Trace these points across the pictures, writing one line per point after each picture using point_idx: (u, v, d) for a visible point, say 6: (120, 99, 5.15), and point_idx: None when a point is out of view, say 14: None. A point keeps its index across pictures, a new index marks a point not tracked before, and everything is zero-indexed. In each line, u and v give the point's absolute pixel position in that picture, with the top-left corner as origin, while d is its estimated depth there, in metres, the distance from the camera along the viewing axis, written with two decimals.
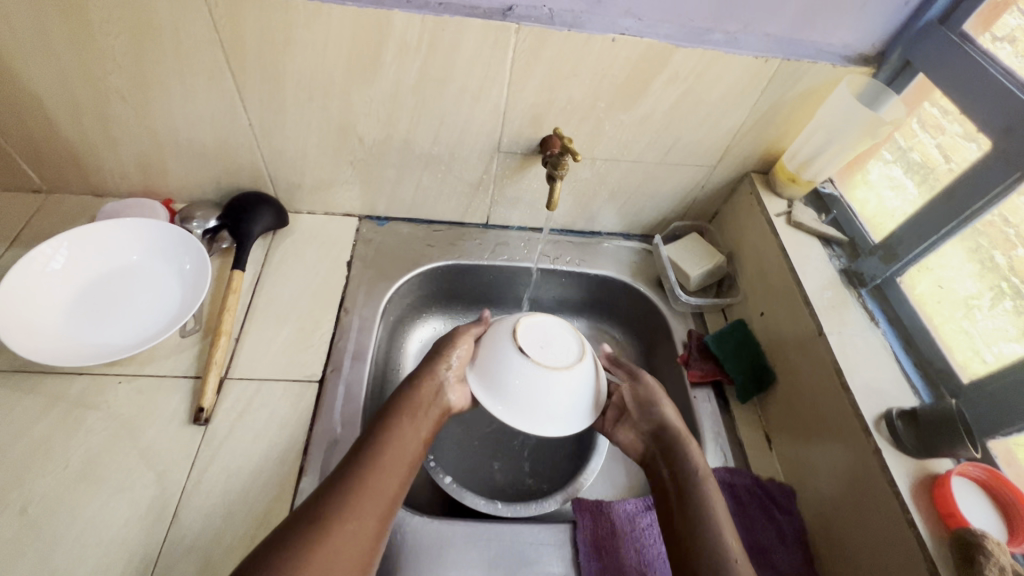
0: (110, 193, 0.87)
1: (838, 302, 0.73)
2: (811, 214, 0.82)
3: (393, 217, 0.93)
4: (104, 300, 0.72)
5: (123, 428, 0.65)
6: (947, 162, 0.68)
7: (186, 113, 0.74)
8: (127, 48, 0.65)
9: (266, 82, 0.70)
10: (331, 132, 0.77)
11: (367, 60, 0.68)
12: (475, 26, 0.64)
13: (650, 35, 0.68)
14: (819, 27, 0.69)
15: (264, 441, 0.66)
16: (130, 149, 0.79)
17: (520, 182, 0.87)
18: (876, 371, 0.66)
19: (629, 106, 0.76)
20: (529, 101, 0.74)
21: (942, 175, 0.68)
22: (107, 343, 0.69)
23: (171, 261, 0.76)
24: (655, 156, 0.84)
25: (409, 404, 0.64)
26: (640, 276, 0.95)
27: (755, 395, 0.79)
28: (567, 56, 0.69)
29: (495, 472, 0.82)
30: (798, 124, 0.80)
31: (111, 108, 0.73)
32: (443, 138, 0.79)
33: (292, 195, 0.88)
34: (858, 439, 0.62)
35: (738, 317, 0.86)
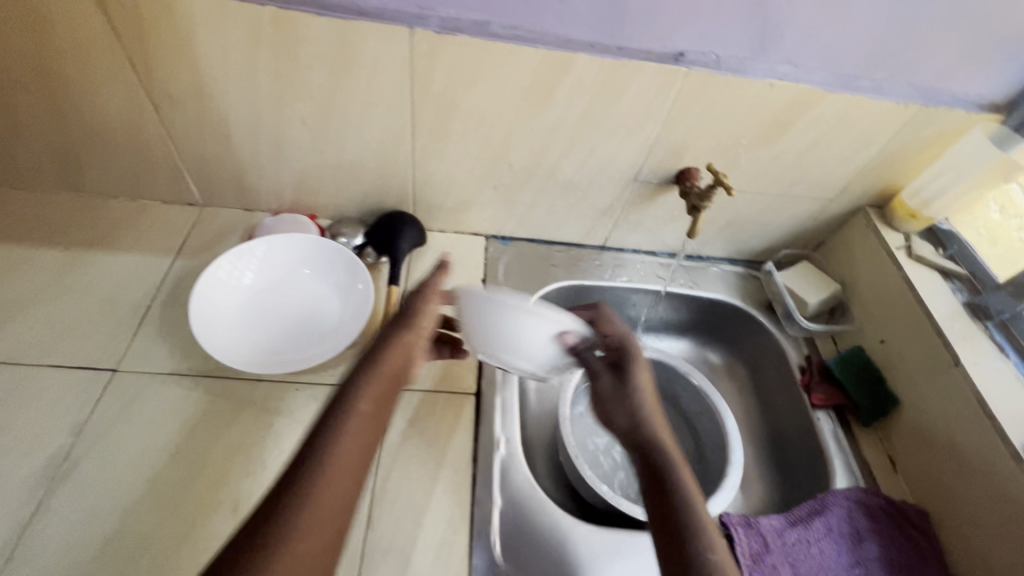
0: (259, 208, 0.91)
1: (969, 333, 0.77)
2: (930, 248, 0.87)
3: (518, 238, 0.98)
4: (275, 310, 0.77)
5: (309, 434, 0.69)
6: None
7: (357, 138, 0.79)
8: (323, 80, 0.71)
9: (441, 113, 0.75)
10: (485, 158, 0.82)
11: (541, 96, 0.73)
12: (649, 69, 0.70)
13: (805, 81, 0.73)
14: (959, 77, 0.74)
15: (437, 449, 0.71)
16: (293, 168, 0.84)
17: (646, 208, 0.92)
18: (1015, 401, 0.70)
19: (769, 143, 0.81)
20: (677, 137, 0.79)
21: None
22: (281, 353, 0.74)
23: (335, 278, 0.80)
24: (780, 189, 0.89)
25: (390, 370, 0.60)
26: (750, 301, 0.99)
27: (878, 419, 0.83)
28: (724, 98, 0.74)
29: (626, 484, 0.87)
30: (922, 163, 0.84)
31: (290, 132, 0.78)
32: (588, 166, 0.84)
33: (429, 214, 0.93)
34: (1007, 466, 0.66)
35: (854, 343, 0.90)
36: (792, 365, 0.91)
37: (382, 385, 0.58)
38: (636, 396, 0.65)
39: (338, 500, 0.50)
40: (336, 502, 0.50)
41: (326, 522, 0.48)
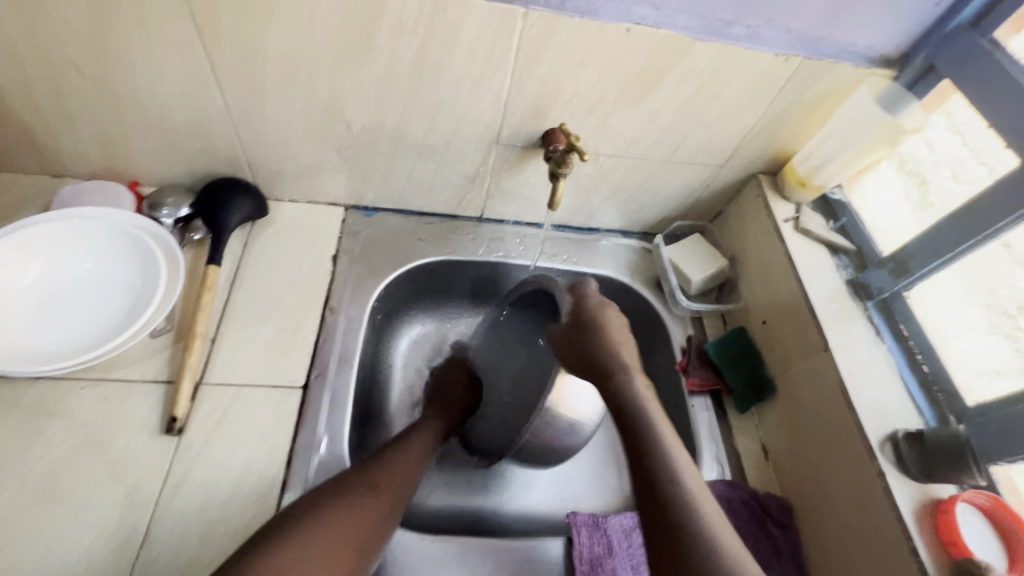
0: (68, 174, 0.78)
1: (844, 315, 0.71)
2: (819, 221, 0.79)
3: (382, 208, 0.87)
4: (61, 310, 0.64)
5: (87, 441, 0.60)
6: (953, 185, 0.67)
7: (153, 92, 0.67)
8: (83, 16, 0.58)
9: (243, 59, 0.63)
10: (316, 117, 0.71)
11: (358, 39, 0.61)
12: (479, 8, 0.59)
13: (667, 27, 0.62)
14: (843, 25, 0.65)
15: (243, 453, 0.63)
16: (91, 127, 0.71)
17: (518, 175, 0.82)
18: (879, 390, 0.65)
19: (639, 101, 0.71)
20: (532, 92, 0.69)
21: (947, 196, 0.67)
22: (43, 349, 0.61)
23: (148, 288, 0.68)
24: (662, 154, 0.80)
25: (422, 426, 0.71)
26: (638, 276, 0.91)
27: (753, 405, 0.77)
28: (577, 46, 0.63)
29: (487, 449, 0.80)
30: (812, 125, 0.76)
31: (69, 83, 0.65)
32: (439, 127, 0.73)
33: (272, 181, 0.81)
34: (862, 461, 0.61)
35: (739, 323, 0.84)
36: (673, 346, 0.84)
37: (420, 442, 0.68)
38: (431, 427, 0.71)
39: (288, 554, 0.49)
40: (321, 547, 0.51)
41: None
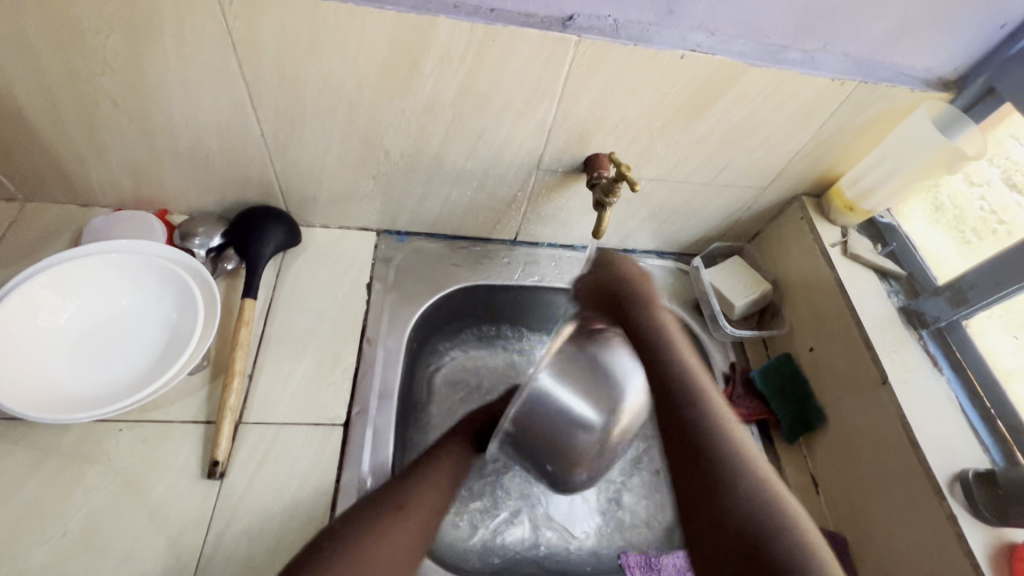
0: (97, 204, 0.76)
1: (900, 344, 0.69)
2: (867, 245, 0.77)
3: (415, 233, 0.85)
4: (98, 351, 0.62)
5: (127, 486, 0.58)
6: (996, 222, 0.70)
7: (189, 122, 0.65)
8: (121, 49, 0.56)
9: (284, 88, 0.61)
10: (354, 145, 0.69)
11: (404, 68, 0.59)
12: (531, 37, 0.57)
13: (722, 52, 0.60)
14: (902, 49, 0.63)
15: (287, 496, 0.61)
16: (122, 158, 0.69)
17: (556, 199, 0.80)
18: (942, 426, 0.63)
19: (687, 126, 0.69)
20: (578, 118, 0.67)
21: (987, 233, 0.70)
22: (82, 394, 0.59)
23: (184, 327, 0.65)
24: (705, 177, 0.78)
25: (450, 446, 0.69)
26: (677, 299, 0.89)
27: (802, 434, 0.75)
28: (628, 73, 0.61)
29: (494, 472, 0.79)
30: (862, 148, 0.74)
31: (102, 115, 0.63)
32: (479, 153, 0.71)
33: (305, 207, 0.79)
34: (929, 501, 0.59)
35: (783, 350, 0.82)
36: (715, 372, 0.82)
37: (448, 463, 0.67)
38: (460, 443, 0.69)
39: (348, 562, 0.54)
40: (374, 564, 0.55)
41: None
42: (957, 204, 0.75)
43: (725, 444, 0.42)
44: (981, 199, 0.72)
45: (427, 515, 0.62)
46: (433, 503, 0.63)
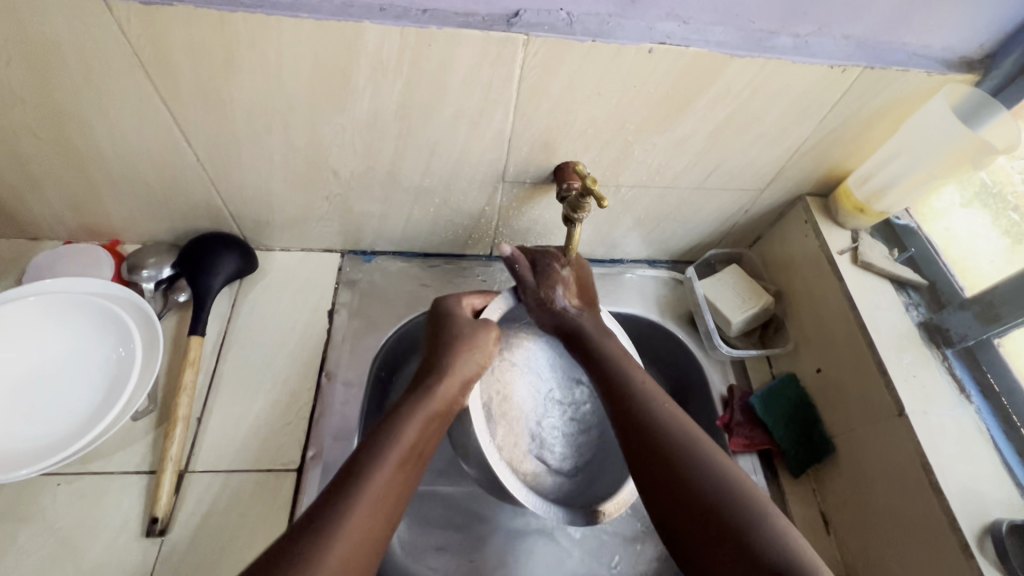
0: (46, 238, 0.73)
1: (919, 367, 0.60)
2: (881, 251, 0.68)
3: (382, 252, 0.80)
4: (33, 402, 0.58)
5: (63, 547, 0.55)
6: None
7: (117, 150, 0.60)
8: (26, 78, 0.51)
9: (209, 110, 0.56)
10: (298, 166, 0.63)
11: (336, 82, 0.53)
12: (471, 39, 0.50)
13: (697, 43, 0.52)
14: (914, 26, 0.53)
15: (232, 552, 0.57)
16: (57, 192, 0.65)
17: (528, 212, 0.73)
18: (968, 465, 0.54)
19: (665, 127, 0.61)
20: (540, 126, 0.59)
21: None
22: (11, 449, 0.55)
23: (125, 371, 0.61)
24: (693, 181, 0.69)
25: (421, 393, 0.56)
26: (670, 313, 0.81)
27: (809, 467, 0.67)
28: (590, 72, 0.53)
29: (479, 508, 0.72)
30: (872, 141, 0.64)
31: (26, 148, 0.59)
32: (436, 168, 0.64)
33: (260, 231, 0.74)
34: (954, 557, 0.51)
35: (789, 369, 0.74)
36: (712, 395, 0.74)
37: (426, 399, 0.55)
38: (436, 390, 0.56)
39: (357, 518, 0.45)
40: (381, 512, 0.47)
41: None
42: (998, 182, 0.65)
43: (696, 449, 0.52)
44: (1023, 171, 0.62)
45: (428, 431, 0.55)
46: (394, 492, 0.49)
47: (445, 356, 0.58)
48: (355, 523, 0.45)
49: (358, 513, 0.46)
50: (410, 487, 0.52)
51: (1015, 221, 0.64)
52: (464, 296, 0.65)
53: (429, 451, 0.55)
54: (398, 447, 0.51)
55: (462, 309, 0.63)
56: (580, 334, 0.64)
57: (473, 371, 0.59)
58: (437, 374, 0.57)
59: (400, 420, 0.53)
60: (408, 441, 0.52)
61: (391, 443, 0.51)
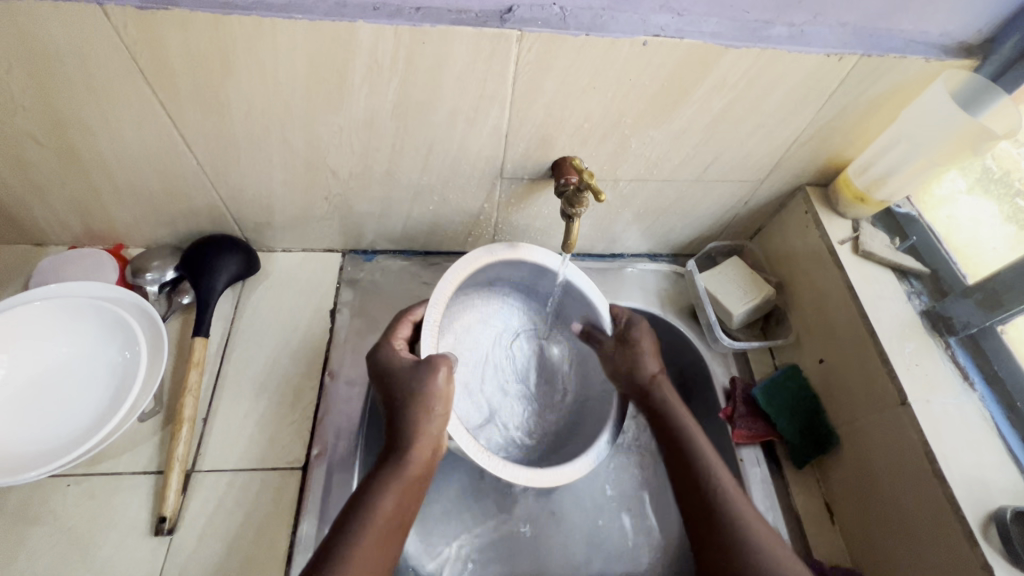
0: (51, 243, 0.74)
1: (922, 356, 0.60)
2: (882, 240, 0.68)
3: (383, 251, 0.80)
4: (41, 404, 0.59)
5: (73, 546, 0.56)
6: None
7: (119, 155, 0.60)
8: (27, 86, 0.52)
9: (207, 114, 0.56)
10: (297, 167, 0.64)
11: (331, 82, 0.53)
12: (465, 36, 0.50)
13: (692, 34, 0.52)
14: (910, 12, 0.53)
15: (239, 549, 0.58)
16: (60, 197, 0.66)
17: (527, 208, 0.73)
18: (972, 453, 0.54)
19: (661, 120, 0.61)
20: (536, 121, 0.59)
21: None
22: (20, 451, 0.56)
23: (130, 373, 0.62)
24: (691, 174, 0.69)
25: (391, 464, 0.53)
26: (672, 307, 0.80)
27: (813, 458, 0.67)
28: (585, 66, 0.53)
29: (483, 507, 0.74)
30: (871, 129, 0.64)
31: (28, 155, 0.59)
32: (434, 166, 0.65)
33: (261, 233, 0.75)
34: (958, 546, 0.50)
35: (791, 361, 0.73)
36: (715, 388, 0.74)
37: (393, 469, 0.53)
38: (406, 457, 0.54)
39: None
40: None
41: None
42: (1005, 168, 0.65)
43: (736, 511, 0.54)
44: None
45: (405, 502, 0.53)
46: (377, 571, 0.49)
47: (402, 418, 0.54)
48: None
49: None
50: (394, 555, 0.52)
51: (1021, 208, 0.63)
52: (392, 336, 0.60)
53: (410, 515, 0.54)
54: (375, 524, 0.50)
55: (402, 355, 0.58)
56: (662, 405, 0.64)
57: (441, 426, 0.55)
58: (407, 440, 0.54)
59: (375, 495, 0.52)
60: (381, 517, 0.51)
61: (368, 520, 0.50)
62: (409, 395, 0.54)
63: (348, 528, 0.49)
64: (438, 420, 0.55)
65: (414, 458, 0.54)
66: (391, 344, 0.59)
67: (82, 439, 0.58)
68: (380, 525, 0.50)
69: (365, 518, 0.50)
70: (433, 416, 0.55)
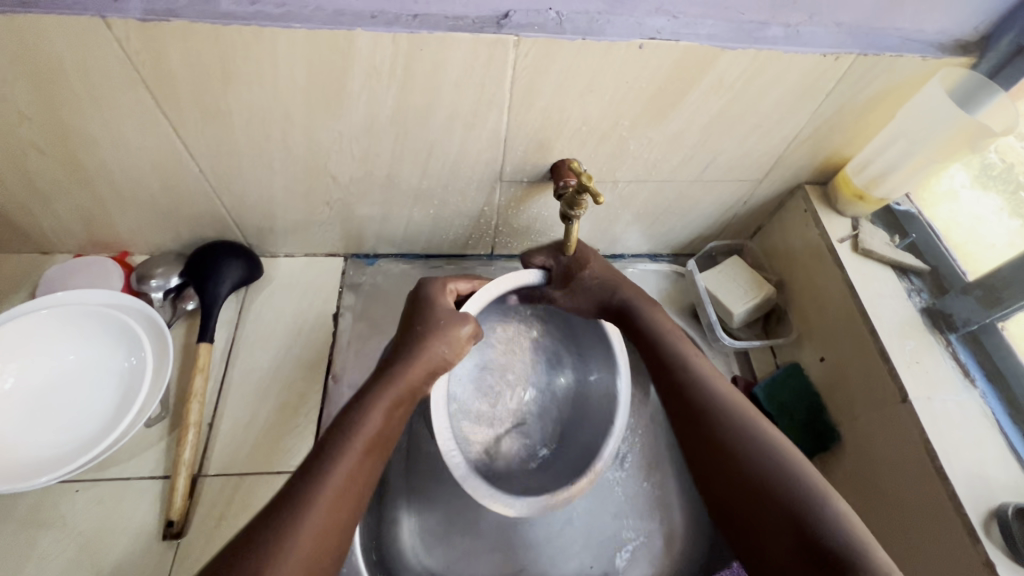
0: (57, 252, 0.75)
1: (923, 353, 0.60)
2: (882, 238, 0.68)
3: (384, 255, 0.81)
4: (49, 411, 0.60)
5: (83, 551, 0.57)
6: None
7: (123, 163, 0.61)
8: (32, 97, 0.53)
9: (209, 122, 0.57)
10: (298, 173, 0.64)
11: (331, 88, 0.54)
12: (461, 42, 0.50)
13: (687, 36, 0.52)
14: (906, 11, 0.53)
15: None
16: (66, 206, 0.67)
17: (527, 210, 0.74)
18: (974, 450, 0.54)
19: (659, 121, 0.61)
20: (534, 125, 0.60)
21: None
22: (30, 458, 0.57)
23: (137, 379, 0.63)
24: (690, 174, 0.69)
25: (393, 379, 0.53)
26: (673, 307, 0.81)
27: (815, 456, 0.67)
28: (582, 70, 0.54)
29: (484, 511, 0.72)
30: (869, 128, 0.64)
31: (34, 166, 0.60)
32: (433, 170, 0.65)
33: (264, 238, 0.75)
34: (960, 543, 0.50)
35: (792, 359, 0.74)
36: None
37: (394, 387, 0.53)
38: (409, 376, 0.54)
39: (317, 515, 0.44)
40: (337, 506, 0.45)
41: (303, 547, 0.43)
42: (1009, 161, 0.63)
43: (749, 429, 0.53)
44: None
45: (395, 417, 0.53)
46: (364, 476, 0.48)
47: (417, 342, 0.55)
48: (322, 514, 0.44)
49: (324, 498, 0.45)
50: (375, 475, 0.50)
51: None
52: (450, 281, 0.62)
53: (389, 445, 0.52)
54: (361, 439, 0.49)
55: (445, 297, 0.60)
56: (630, 309, 0.64)
57: (445, 359, 0.55)
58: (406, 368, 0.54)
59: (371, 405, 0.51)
60: (375, 422, 0.50)
61: (362, 423, 0.50)
62: (439, 328, 0.56)
63: (339, 431, 0.49)
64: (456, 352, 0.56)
65: (416, 377, 0.54)
66: (439, 284, 0.61)
67: (90, 445, 0.58)
68: (374, 429, 0.50)
69: (361, 421, 0.50)
70: (451, 347, 0.56)
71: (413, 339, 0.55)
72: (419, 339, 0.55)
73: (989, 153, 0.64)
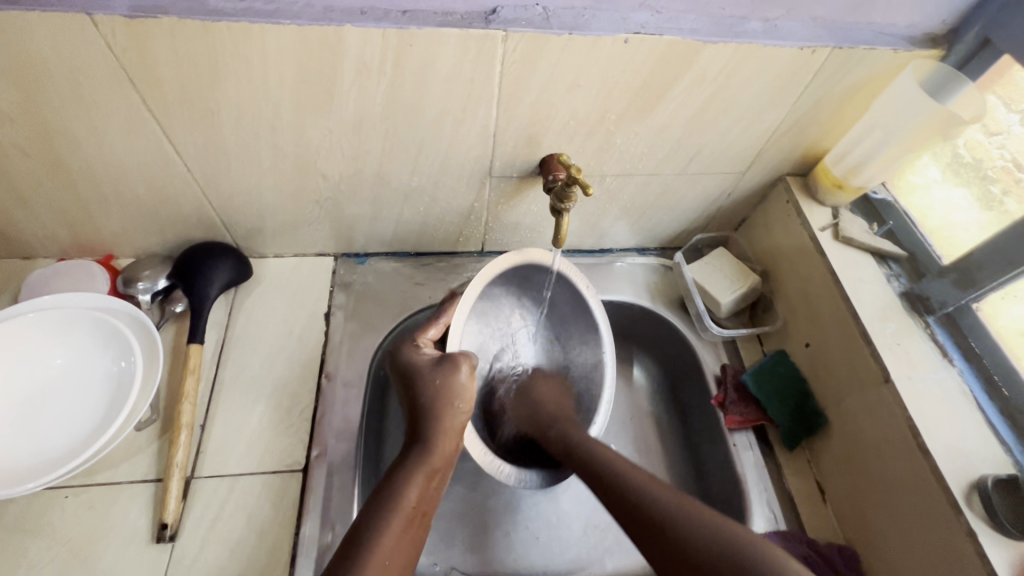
0: (41, 256, 0.73)
1: (903, 335, 0.62)
2: (861, 226, 0.70)
3: (375, 254, 0.81)
4: (33, 416, 0.59)
5: (73, 557, 0.56)
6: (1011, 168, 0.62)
7: (109, 165, 0.61)
8: (14, 98, 0.52)
9: (198, 122, 0.57)
10: (287, 172, 0.64)
11: (320, 85, 0.54)
12: (451, 38, 0.51)
13: (671, 31, 0.54)
14: (878, 5, 0.55)
15: (241, 552, 0.58)
16: (49, 209, 0.65)
17: (517, 206, 0.74)
18: (954, 426, 0.56)
19: (644, 115, 0.62)
20: (523, 120, 0.61)
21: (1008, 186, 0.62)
22: (16, 464, 0.56)
23: (125, 380, 0.62)
24: (676, 168, 0.71)
25: (418, 452, 0.55)
26: (661, 299, 0.82)
27: (802, 440, 0.69)
28: (569, 65, 0.55)
29: (484, 507, 0.75)
30: (846, 119, 0.66)
31: (16, 168, 0.59)
32: (423, 167, 0.66)
33: (252, 239, 0.75)
34: (944, 515, 0.52)
35: (779, 346, 0.75)
36: (706, 376, 0.76)
37: (418, 460, 0.54)
38: (434, 446, 0.55)
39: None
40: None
41: None
42: (977, 156, 0.65)
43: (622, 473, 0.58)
44: (1000, 146, 0.62)
45: (430, 490, 0.54)
46: (405, 553, 0.50)
47: (431, 410, 0.56)
48: None
49: None
50: (417, 547, 0.52)
51: (993, 195, 0.63)
52: (419, 335, 0.61)
53: (429, 512, 0.54)
54: (399, 518, 0.50)
55: (425, 352, 0.59)
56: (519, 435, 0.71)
57: (461, 419, 0.57)
58: (428, 432, 0.55)
59: (403, 486, 0.52)
60: (410, 500, 0.52)
61: (394, 502, 0.51)
62: (439, 384, 0.56)
63: (374, 515, 0.50)
64: (465, 409, 0.57)
65: (441, 445, 0.55)
66: (413, 343, 0.60)
67: (79, 448, 0.58)
68: (410, 509, 0.51)
69: (392, 501, 0.51)
70: (461, 406, 0.57)
71: (426, 406, 0.56)
72: (427, 404, 0.56)
73: (958, 146, 0.67)
